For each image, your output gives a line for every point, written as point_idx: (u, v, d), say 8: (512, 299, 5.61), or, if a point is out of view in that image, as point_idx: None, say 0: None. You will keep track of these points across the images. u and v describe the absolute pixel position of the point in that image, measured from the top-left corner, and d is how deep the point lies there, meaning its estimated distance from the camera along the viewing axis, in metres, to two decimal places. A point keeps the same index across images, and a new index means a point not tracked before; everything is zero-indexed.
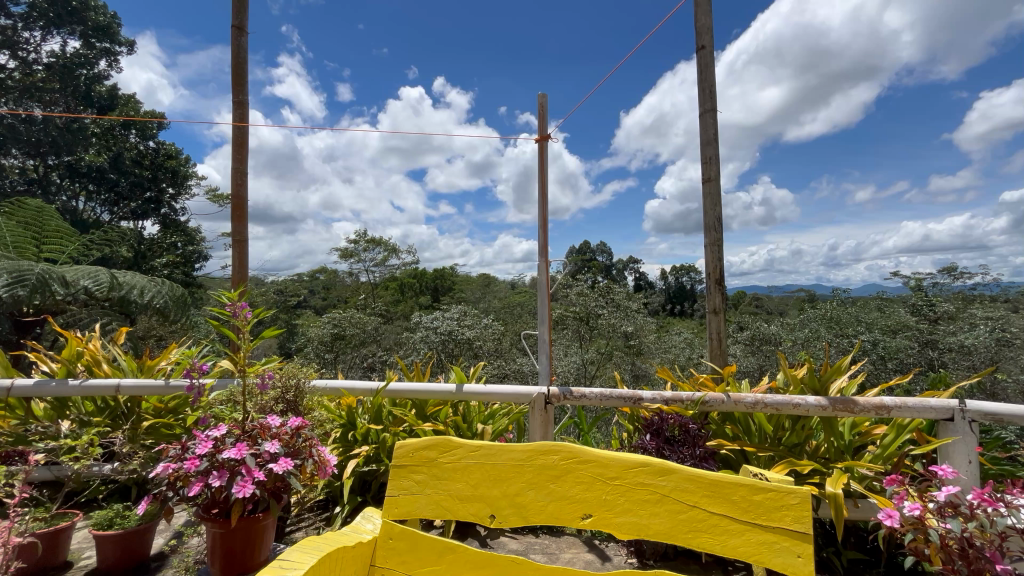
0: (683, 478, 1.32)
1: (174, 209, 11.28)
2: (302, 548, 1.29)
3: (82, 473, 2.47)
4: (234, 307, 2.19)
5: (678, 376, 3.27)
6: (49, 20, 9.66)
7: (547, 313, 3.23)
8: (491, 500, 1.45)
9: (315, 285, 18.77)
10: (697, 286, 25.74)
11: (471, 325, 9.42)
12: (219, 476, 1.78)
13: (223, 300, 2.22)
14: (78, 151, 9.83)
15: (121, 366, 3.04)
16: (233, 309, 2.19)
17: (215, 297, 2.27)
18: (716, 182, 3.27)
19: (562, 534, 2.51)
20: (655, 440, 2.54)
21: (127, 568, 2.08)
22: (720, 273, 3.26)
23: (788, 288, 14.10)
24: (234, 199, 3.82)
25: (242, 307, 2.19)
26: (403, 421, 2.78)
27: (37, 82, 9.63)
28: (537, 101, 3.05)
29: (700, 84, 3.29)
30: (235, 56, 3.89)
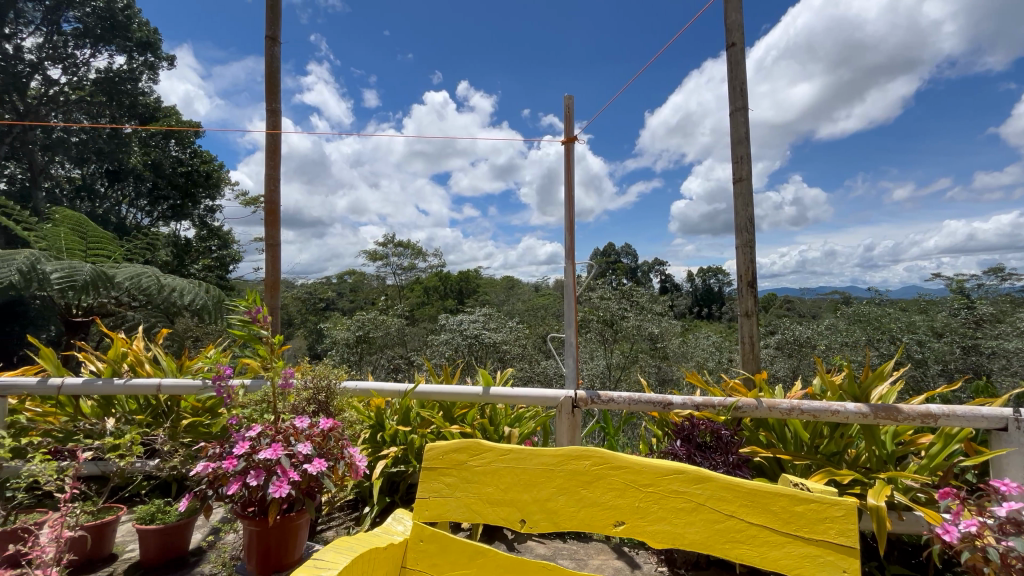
0: (720, 486, 1.28)
1: (208, 213, 11.60)
2: (336, 548, 1.30)
3: (126, 469, 2.58)
4: (252, 313, 2.30)
5: (709, 382, 3.19)
6: (97, 37, 10.20)
7: (573, 316, 3.20)
8: (521, 504, 1.44)
9: (343, 287, 19.12)
10: (724, 288, 25.17)
11: (497, 328, 9.46)
12: (256, 475, 1.82)
13: (240, 309, 2.32)
14: (120, 156, 10.34)
15: (161, 366, 3.16)
16: (251, 315, 2.31)
17: (234, 308, 2.35)
18: (747, 182, 3.18)
19: (590, 540, 2.47)
20: (685, 445, 2.47)
21: (167, 562, 2.15)
22: (753, 275, 3.15)
23: (820, 290, 13.67)
24: (267, 204, 3.93)
25: (259, 311, 2.30)
26: (431, 423, 2.80)
27: (86, 96, 10.20)
28: (564, 103, 3.04)
29: (730, 82, 3.22)
30: (269, 66, 4.01)
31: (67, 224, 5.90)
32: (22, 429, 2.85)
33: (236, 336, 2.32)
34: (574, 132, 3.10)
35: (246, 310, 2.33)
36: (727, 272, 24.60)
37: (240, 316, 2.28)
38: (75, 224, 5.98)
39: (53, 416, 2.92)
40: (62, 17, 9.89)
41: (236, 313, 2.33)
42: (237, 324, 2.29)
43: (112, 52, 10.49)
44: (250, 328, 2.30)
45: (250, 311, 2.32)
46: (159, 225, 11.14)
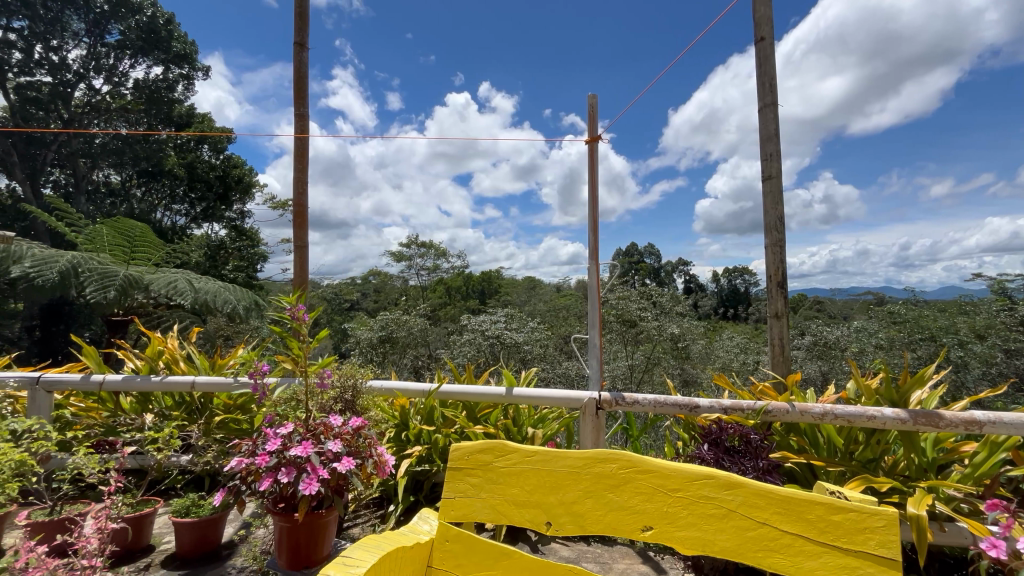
0: (751, 493, 1.24)
1: (239, 216, 11.93)
2: (364, 546, 1.32)
3: (163, 463, 2.68)
4: (294, 311, 2.30)
5: (737, 385, 3.12)
6: (137, 48, 10.64)
7: (597, 316, 3.17)
8: (548, 507, 1.43)
9: (367, 287, 19.41)
10: (751, 289, 24.57)
11: (518, 329, 9.46)
12: (287, 472, 1.85)
13: (285, 305, 2.37)
14: (159, 157, 10.56)
15: (195, 363, 3.25)
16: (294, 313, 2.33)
17: (278, 303, 2.40)
18: (777, 179, 3.10)
19: (615, 543, 2.45)
20: (713, 450, 2.42)
21: (201, 554, 2.22)
22: (782, 275, 3.06)
23: (852, 291, 13.21)
24: (295, 206, 4.01)
25: (301, 310, 2.30)
26: (455, 422, 2.82)
27: (126, 104, 10.65)
28: (588, 102, 3.01)
29: (759, 77, 3.14)
30: (297, 71, 4.10)
31: (114, 226, 6.17)
32: (67, 424, 3.00)
33: (276, 330, 2.37)
34: (598, 132, 3.07)
35: (291, 307, 2.35)
36: (754, 272, 24.04)
37: (284, 312, 2.33)
38: (124, 230, 6.25)
39: (95, 411, 3.05)
40: (106, 30, 10.33)
41: (282, 308, 2.36)
42: (279, 321, 2.34)
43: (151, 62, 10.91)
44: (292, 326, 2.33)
45: (295, 309, 2.34)
46: (193, 227, 11.52)
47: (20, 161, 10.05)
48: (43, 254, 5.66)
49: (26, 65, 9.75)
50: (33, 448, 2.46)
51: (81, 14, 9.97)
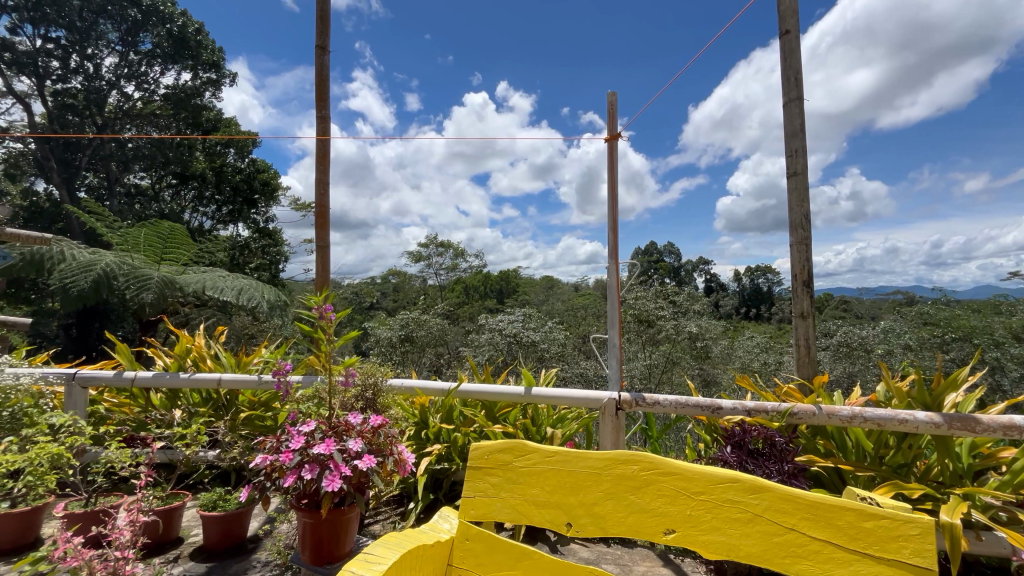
0: (777, 497, 1.21)
1: (263, 217, 12.21)
2: (385, 543, 1.33)
3: (191, 459, 2.76)
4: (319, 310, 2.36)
5: (760, 386, 3.06)
6: (168, 56, 10.96)
7: (616, 316, 3.14)
8: (568, 507, 1.42)
9: (386, 286, 19.65)
10: (774, 288, 24.05)
11: (536, 328, 9.44)
12: (310, 469, 1.88)
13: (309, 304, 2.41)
14: (189, 161, 10.86)
15: (221, 361, 3.33)
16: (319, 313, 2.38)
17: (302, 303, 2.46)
18: (803, 176, 3.02)
19: (635, 545, 2.43)
20: (737, 452, 2.37)
21: (227, 547, 2.28)
22: (808, 274, 2.98)
23: (880, 290, 12.82)
24: (317, 207, 4.08)
25: (326, 309, 2.35)
26: (473, 422, 2.83)
27: (155, 110, 10.98)
28: (607, 99, 2.99)
29: (784, 72, 3.06)
30: (319, 75, 4.17)
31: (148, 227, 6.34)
32: (101, 418, 3.12)
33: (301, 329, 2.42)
34: (618, 130, 3.05)
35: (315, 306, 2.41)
36: (777, 271, 23.53)
37: (310, 311, 2.38)
38: (158, 233, 6.44)
39: (127, 407, 3.16)
40: (138, 38, 10.65)
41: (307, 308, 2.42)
42: (307, 320, 2.40)
43: (180, 68, 11.22)
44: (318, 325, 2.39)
45: (320, 308, 2.39)
46: (220, 228, 11.82)
47: (57, 165, 10.45)
48: (83, 256, 5.88)
49: (63, 73, 10.13)
50: (69, 441, 2.57)
51: (115, 23, 10.31)
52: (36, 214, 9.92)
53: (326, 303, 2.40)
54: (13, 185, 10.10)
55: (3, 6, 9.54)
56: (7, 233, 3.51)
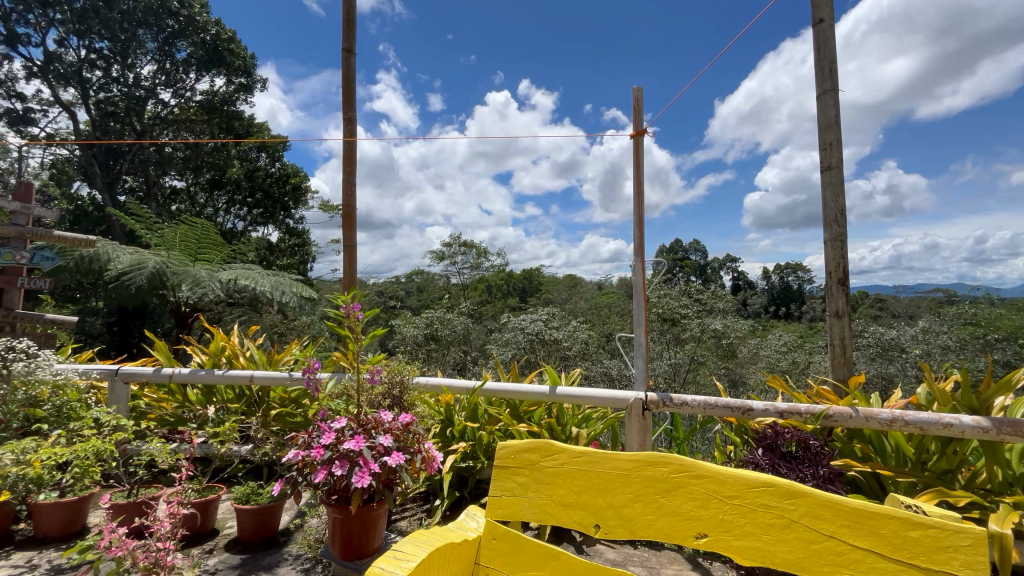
0: (816, 503, 1.17)
1: (294, 220, 12.62)
2: (414, 540, 1.34)
3: (226, 453, 2.85)
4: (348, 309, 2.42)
5: (792, 387, 2.97)
6: (202, 63, 11.33)
7: (642, 315, 3.09)
8: (596, 509, 1.40)
9: (410, 285, 19.90)
10: (804, 286, 23.39)
11: (558, 327, 9.39)
12: (340, 465, 1.91)
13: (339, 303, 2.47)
14: (226, 168, 11.24)
15: (254, 358, 3.42)
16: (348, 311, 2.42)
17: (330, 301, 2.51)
18: (838, 170, 2.91)
19: (663, 548, 2.39)
20: (768, 455, 2.31)
21: (261, 539, 2.34)
22: (844, 272, 2.87)
23: (919, 288, 12.30)
24: (344, 207, 4.15)
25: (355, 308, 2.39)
26: (498, 420, 2.84)
27: (191, 116, 11.40)
28: (632, 95, 2.94)
29: (817, 62, 2.96)
30: (346, 77, 4.24)
31: (183, 227, 6.62)
32: (142, 413, 3.25)
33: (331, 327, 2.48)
34: (643, 125, 3.00)
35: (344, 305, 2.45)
36: (807, 268, 22.86)
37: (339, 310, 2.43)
38: (193, 232, 6.74)
39: (166, 402, 3.27)
40: (175, 47, 11.04)
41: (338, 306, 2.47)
42: (338, 317, 2.45)
43: (214, 75, 11.59)
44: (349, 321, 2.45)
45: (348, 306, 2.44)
46: (251, 229, 12.19)
47: (100, 170, 10.91)
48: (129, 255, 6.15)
49: (105, 82, 10.57)
50: (113, 435, 2.68)
51: (153, 34, 10.70)
52: (81, 217, 10.39)
53: (357, 300, 2.45)
54: (60, 190, 10.60)
55: (51, 19, 10.02)
56: (54, 235, 3.67)
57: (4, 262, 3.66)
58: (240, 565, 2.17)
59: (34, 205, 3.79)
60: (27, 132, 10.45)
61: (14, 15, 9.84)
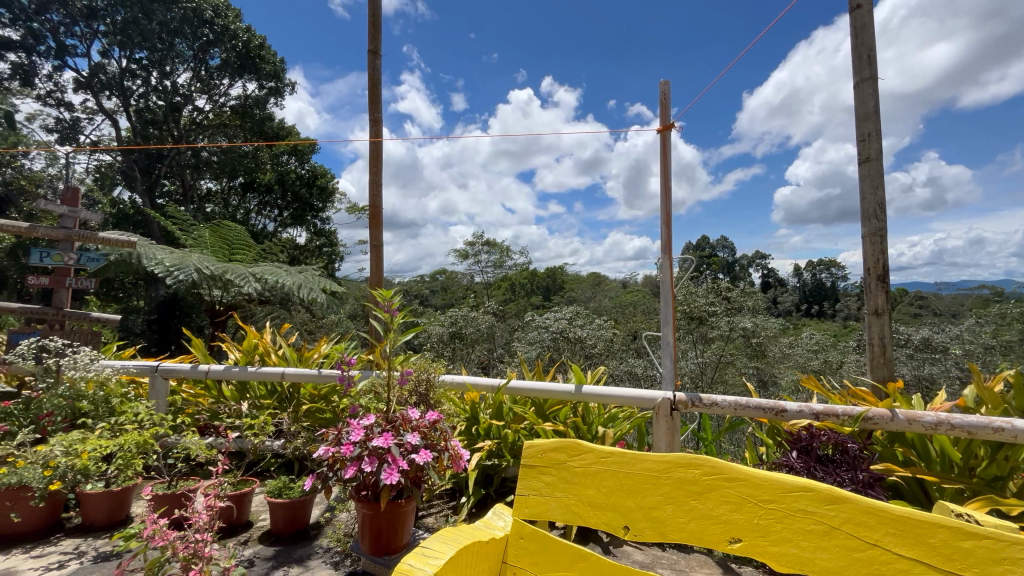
0: (858, 509, 1.12)
1: (322, 220, 12.93)
2: (442, 538, 1.35)
3: (259, 447, 2.93)
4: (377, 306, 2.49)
5: (827, 388, 2.86)
6: (235, 69, 11.67)
7: (670, 314, 3.03)
8: (625, 510, 1.38)
9: (434, 284, 20.12)
10: (838, 283, 22.62)
11: (583, 325, 9.32)
12: (369, 461, 1.92)
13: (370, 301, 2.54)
14: (257, 172, 11.56)
15: (284, 355, 3.50)
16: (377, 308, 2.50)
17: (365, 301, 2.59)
18: (876, 162, 2.79)
19: (692, 551, 2.34)
20: (803, 458, 2.24)
21: (292, 532, 2.40)
22: (883, 268, 2.75)
23: (962, 285, 11.74)
24: (371, 208, 4.21)
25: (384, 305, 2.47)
26: (524, 419, 2.83)
27: (225, 121, 11.78)
28: (660, 89, 2.88)
29: (854, 50, 2.84)
30: (372, 79, 4.29)
31: (216, 230, 6.93)
32: (180, 407, 3.38)
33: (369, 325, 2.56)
34: (670, 120, 2.94)
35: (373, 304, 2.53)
36: (842, 265, 22.09)
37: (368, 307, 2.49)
38: (227, 234, 7.08)
39: (202, 397, 3.38)
40: (209, 54, 11.40)
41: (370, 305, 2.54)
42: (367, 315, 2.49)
43: (246, 81, 11.93)
44: (378, 318, 2.48)
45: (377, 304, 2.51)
46: (282, 231, 12.55)
47: (140, 175, 11.40)
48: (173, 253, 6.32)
49: (144, 90, 11.01)
50: (152, 429, 2.79)
51: (188, 42, 11.07)
52: (123, 220, 10.88)
53: (385, 298, 2.48)
54: (103, 194, 11.09)
55: (95, 31, 10.48)
56: (100, 237, 3.84)
57: (55, 263, 3.85)
58: (273, 557, 2.23)
59: (81, 209, 3.97)
60: (73, 140, 10.98)
61: (61, 28, 10.34)
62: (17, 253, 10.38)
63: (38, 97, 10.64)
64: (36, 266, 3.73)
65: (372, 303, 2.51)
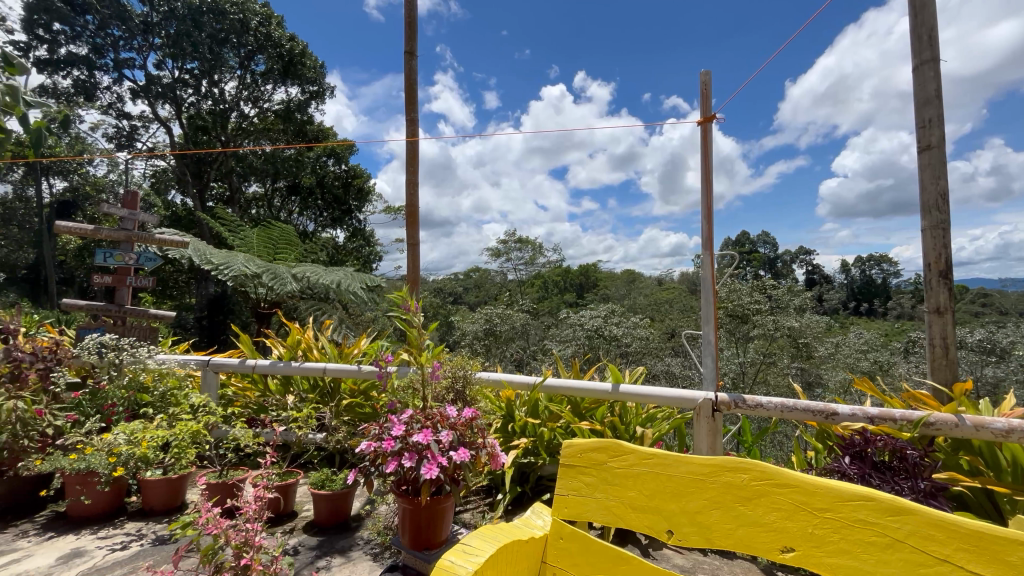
0: (926, 521, 1.04)
1: (360, 220, 13.27)
2: (482, 535, 1.35)
3: (302, 440, 3.04)
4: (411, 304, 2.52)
5: (883, 391, 2.69)
6: (278, 75, 12.11)
7: (711, 312, 2.93)
8: (668, 514, 1.34)
9: (468, 282, 20.37)
10: (890, 280, 21.45)
11: (619, 323, 9.21)
12: (409, 457, 1.95)
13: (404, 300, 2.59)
14: (300, 174, 11.96)
15: (326, 352, 3.60)
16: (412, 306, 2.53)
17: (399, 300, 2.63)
18: (938, 149, 2.60)
19: (735, 557, 2.27)
20: (857, 464, 2.12)
21: (334, 524, 2.47)
22: (946, 264, 2.56)
23: None
24: (407, 206, 4.27)
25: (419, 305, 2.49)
26: (560, 417, 2.82)
27: (269, 125, 12.24)
28: (700, 79, 2.79)
29: (913, 31, 2.66)
30: (408, 80, 4.35)
31: (262, 232, 7.26)
32: (230, 400, 3.54)
33: (401, 325, 2.60)
34: (712, 111, 2.84)
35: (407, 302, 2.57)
36: (894, 261, 20.96)
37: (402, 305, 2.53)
38: (273, 235, 7.40)
39: (249, 391, 3.54)
40: (254, 61, 11.86)
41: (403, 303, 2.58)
42: (402, 313, 2.54)
43: (289, 86, 12.36)
44: (414, 318, 2.53)
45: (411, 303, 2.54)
46: (322, 231, 12.97)
47: (192, 179, 12.01)
48: (221, 253, 6.60)
49: (195, 99, 11.58)
50: (205, 419, 2.94)
51: (235, 50, 11.53)
52: (176, 222, 11.50)
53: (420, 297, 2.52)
54: (158, 198, 11.76)
55: (151, 45, 11.10)
56: (155, 237, 4.06)
57: (116, 263, 4.11)
58: (317, 546, 2.31)
59: (139, 211, 4.21)
60: (131, 147, 11.67)
61: (120, 42, 10.99)
62: (83, 254, 11.15)
63: (101, 108, 11.37)
64: (101, 266, 4.00)
65: (407, 302, 2.56)
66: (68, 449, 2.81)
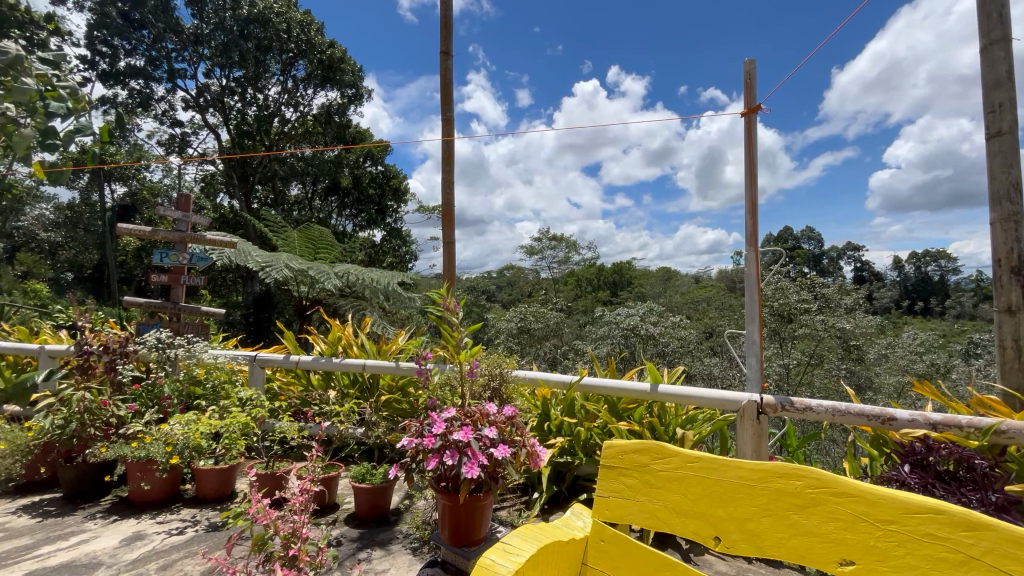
0: (1005, 538, 0.95)
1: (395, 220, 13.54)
2: (522, 535, 1.34)
3: (343, 434, 3.12)
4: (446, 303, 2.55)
5: (946, 396, 2.51)
6: (318, 81, 12.47)
7: (756, 310, 2.81)
8: (715, 520, 1.29)
9: (501, 279, 20.48)
10: (948, 277, 20.13)
11: (657, 322, 9.00)
12: (450, 454, 1.97)
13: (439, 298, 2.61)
14: (338, 176, 12.32)
15: (365, 348, 3.69)
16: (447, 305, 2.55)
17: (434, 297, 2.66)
18: (1010, 136, 2.40)
19: (781, 567, 2.18)
20: (919, 473, 1.98)
21: (373, 517, 2.52)
22: (1019, 259, 2.36)
23: None
24: (444, 205, 4.32)
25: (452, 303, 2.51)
26: (597, 417, 2.78)
27: (310, 129, 12.65)
28: (745, 69, 2.68)
29: (981, 8, 2.46)
30: (444, 79, 4.39)
31: (303, 232, 7.51)
32: (275, 394, 3.68)
33: (436, 323, 2.63)
34: (756, 103, 2.72)
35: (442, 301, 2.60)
36: (953, 257, 19.67)
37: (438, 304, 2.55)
38: (312, 235, 7.64)
39: (294, 385, 3.66)
40: (295, 67, 12.25)
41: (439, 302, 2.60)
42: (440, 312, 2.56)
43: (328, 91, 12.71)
44: (449, 317, 2.56)
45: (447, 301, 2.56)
46: (360, 231, 13.31)
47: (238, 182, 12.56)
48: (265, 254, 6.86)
49: (241, 105, 12.08)
50: (253, 413, 3.06)
51: (277, 56, 11.94)
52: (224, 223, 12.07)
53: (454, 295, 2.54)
54: (208, 200, 12.36)
55: (201, 55, 11.64)
56: (205, 238, 4.24)
57: (172, 262, 4.34)
58: (358, 538, 2.37)
59: (191, 214, 4.41)
60: (183, 153, 12.29)
61: (173, 54, 11.61)
62: (141, 254, 11.85)
63: (156, 116, 12.03)
64: (157, 265, 4.22)
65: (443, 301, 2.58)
66: (129, 438, 2.99)
